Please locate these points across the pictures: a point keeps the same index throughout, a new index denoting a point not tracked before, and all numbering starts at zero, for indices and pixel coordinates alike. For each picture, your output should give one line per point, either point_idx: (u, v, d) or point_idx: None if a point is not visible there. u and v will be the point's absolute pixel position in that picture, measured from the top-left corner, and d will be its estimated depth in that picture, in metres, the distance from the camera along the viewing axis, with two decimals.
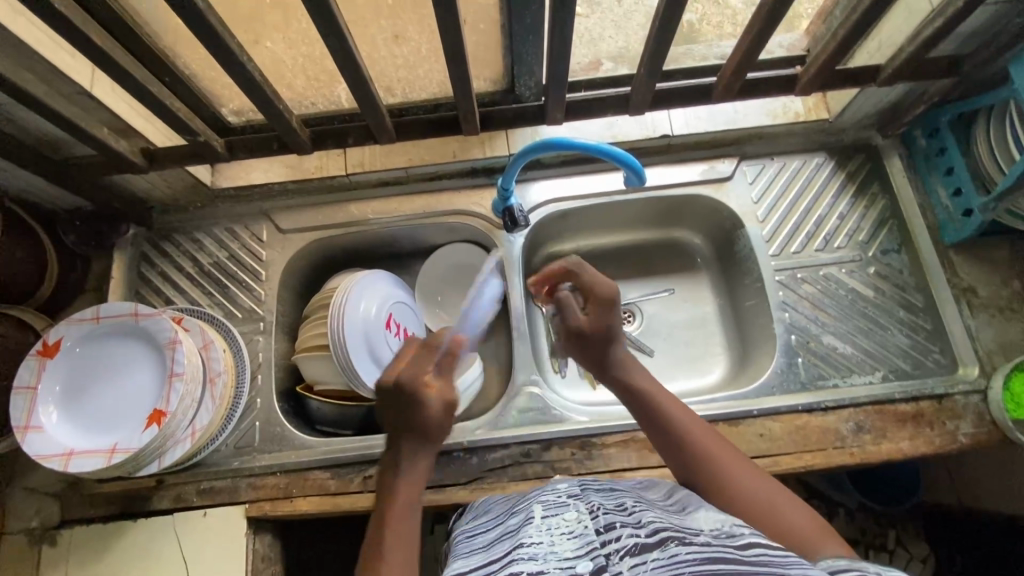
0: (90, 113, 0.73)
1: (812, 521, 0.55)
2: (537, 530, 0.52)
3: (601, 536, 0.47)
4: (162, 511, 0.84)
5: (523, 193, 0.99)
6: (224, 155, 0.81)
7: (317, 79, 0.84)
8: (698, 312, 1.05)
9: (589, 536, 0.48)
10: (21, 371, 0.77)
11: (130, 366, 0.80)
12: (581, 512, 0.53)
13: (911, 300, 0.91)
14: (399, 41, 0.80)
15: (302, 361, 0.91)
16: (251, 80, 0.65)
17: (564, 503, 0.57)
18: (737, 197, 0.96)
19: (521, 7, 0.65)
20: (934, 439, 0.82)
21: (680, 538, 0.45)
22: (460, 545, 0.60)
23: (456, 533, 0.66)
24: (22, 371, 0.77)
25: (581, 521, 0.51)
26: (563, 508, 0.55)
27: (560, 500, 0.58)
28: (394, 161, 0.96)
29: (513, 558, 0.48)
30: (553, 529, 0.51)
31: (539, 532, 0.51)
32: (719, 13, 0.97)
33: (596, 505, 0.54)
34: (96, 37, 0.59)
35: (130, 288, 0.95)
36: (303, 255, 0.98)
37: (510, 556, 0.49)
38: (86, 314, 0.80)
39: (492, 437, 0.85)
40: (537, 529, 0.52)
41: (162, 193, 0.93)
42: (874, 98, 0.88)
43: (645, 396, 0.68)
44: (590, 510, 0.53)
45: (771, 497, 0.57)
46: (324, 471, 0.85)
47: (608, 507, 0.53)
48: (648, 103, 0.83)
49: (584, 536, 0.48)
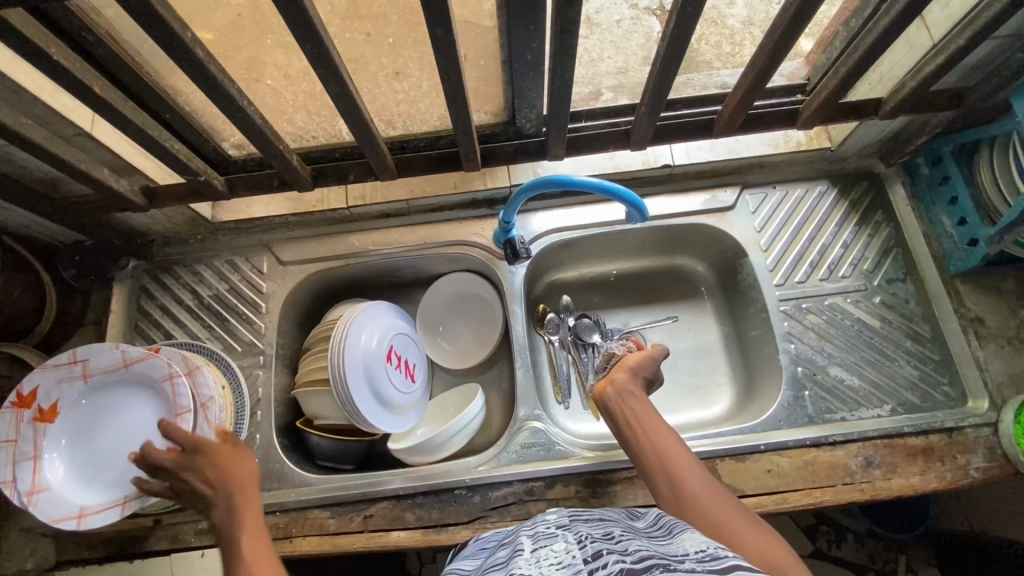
0: (90, 153, 0.73)
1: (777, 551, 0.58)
2: (526, 561, 0.47)
3: (590, 565, 0.45)
4: (160, 551, 0.83)
5: (524, 223, 0.98)
6: (224, 193, 0.81)
7: (317, 113, 0.83)
8: (702, 340, 1.04)
9: (578, 566, 0.45)
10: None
11: (119, 408, 0.79)
12: (569, 543, 0.50)
13: (918, 330, 0.90)
14: (400, 77, 0.80)
15: (303, 396, 0.90)
16: (251, 124, 0.65)
17: (553, 533, 0.53)
18: (740, 227, 0.96)
19: (521, 49, 0.65)
20: (945, 474, 0.81)
21: (665, 565, 0.43)
22: None
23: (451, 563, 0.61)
24: None
25: (569, 552, 0.48)
26: (552, 538, 0.52)
27: (548, 532, 0.54)
28: (395, 193, 0.96)
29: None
30: (542, 560, 0.47)
31: (528, 563, 0.47)
32: (717, 33, 1.01)
33: (584, 535, 0.52)
34: (97, 86, 0.59)
35: (129, 322, 0.94)
36: (303, 287, 0.98)
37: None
38: (61, 358, 0.76)
39: (496, 474, 0.83)
40: (527, 560, 0.48)
41: (164, 225, 0.93)
42: (876, 129, 0.88)
43: (641, 417, 0.74)
44: (579, 540, 0.51)
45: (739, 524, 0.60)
46: (324, 510, 0.84)
47: (597, 536, 0.51)
48: (649, 138, 0.82)
49: (572, 566, 0.45)
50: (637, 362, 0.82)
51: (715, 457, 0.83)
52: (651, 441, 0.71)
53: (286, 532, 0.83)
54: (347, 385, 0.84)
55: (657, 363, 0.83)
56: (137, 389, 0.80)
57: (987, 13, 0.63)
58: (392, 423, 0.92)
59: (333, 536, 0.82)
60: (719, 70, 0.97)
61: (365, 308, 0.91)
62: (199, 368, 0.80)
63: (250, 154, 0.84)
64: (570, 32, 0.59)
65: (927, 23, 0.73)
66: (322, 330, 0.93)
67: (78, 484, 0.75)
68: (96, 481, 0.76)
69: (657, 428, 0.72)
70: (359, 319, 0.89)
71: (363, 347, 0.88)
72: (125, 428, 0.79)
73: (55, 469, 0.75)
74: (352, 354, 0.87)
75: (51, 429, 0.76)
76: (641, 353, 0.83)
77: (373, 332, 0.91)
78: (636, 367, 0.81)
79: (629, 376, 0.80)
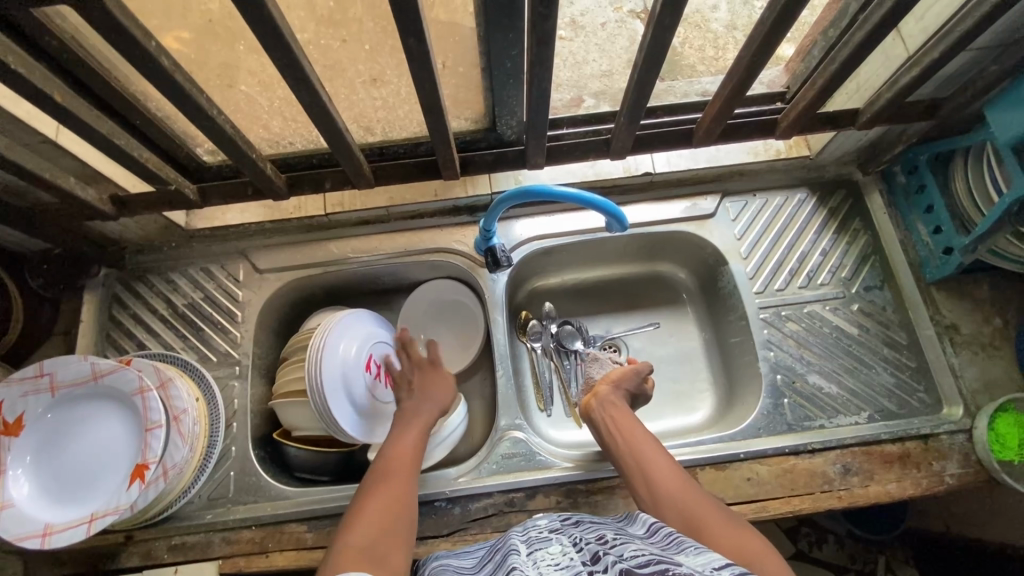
0: (56, 161, 0.71)
1: (739, 537, 0.60)
2: (525, 561, 0.51)
3: (590, 567, 0.48)
4: (131, 568, 0.81)
5: (505, 231, 0.97)
6: (197, 202, 0.80)
7: (294, 120, 0.82)
8: (683, 347, 1.04)
9: (578, 567, 0.48)
10: None
11: (88, 423, 0.77)
12: (565, 545, 0.54)
13: (895, 337, 0.91)
14: (377, 83, 0.79)
15: (280, 408, 0.88)
16: (222, 133, 0.63)
17: (547, 537, 0.57)
18: (720, 234, 0.96)
19: (500, 56, 0.64)
20: (921, 481, 0.82)
21: (665, 570, 0.44)
22: None
23: (431, 564, 0.64)
24: None
25: (566, 554, 0.51)
26: (546, 541, 0.56)
27: (542, 535, 0.58)
28: (375, 201, 0.95)
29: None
30: (541, 561, 0.51)
31: (528, 563, 0.51)
32: (701, 37, 1.01)
33: (578, 538, 0.55)
34: (59, 96, 0.57)
35: (100, 332, 0.92)
36: (281, 296, 0.96)
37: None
38: (28, 371, 0.75)
39: (476, 486, 0.82)
40: (525, 561, 0.51)
41: (136, 233, 0.91)
42: (853, 139, 0.89)
43: (621, 424, 0.78)
44: (574, 543, 0.54)
45: (704, 515, 0.64)
46: (301, 524, 0.82)
47: (590, 539, 0.54)
48: (629, 148, 0.82)
49: (572, 567, 0.48)
50: (620, 375, 0.85)
51: (695, 466, 0.83)
52: (630, 447, 0.75)
53: (262, 547, 0.81)
54: (324, 396, 0.82)
55: (640, 378, 0.86)
56: (105, 402, 0.78)
57: (960, 27, 0.63)
58: (372, 432, 0.89)
59: (309, 551, 0.81)
60: (700, 77, 0.97)
61: (342, 316, 0.89)
62: (172, 380, 0.78)
63: (224, 161, 0.82)
64: (546, 44, 0.58)
65: (902, 35, 0.73)
66: (299, 339, 0.91)
67: (43, 500, 0.73)
68: (64, 501, 0.73)
69: (634, 433, 0.76)
70: (336, 330, 0.87)
71: (343, 356, 0.87)
72: (96, 443, 0.76)
73: (19, 485, 0.72)
74: (333, 364, 0.85)
75: (16, 444, 0.73)
76: (623, 368, 0.87)
77: (353, 341, 0.89)
78: (616, 378, 0.85)
79: (612, 390, 0.84)
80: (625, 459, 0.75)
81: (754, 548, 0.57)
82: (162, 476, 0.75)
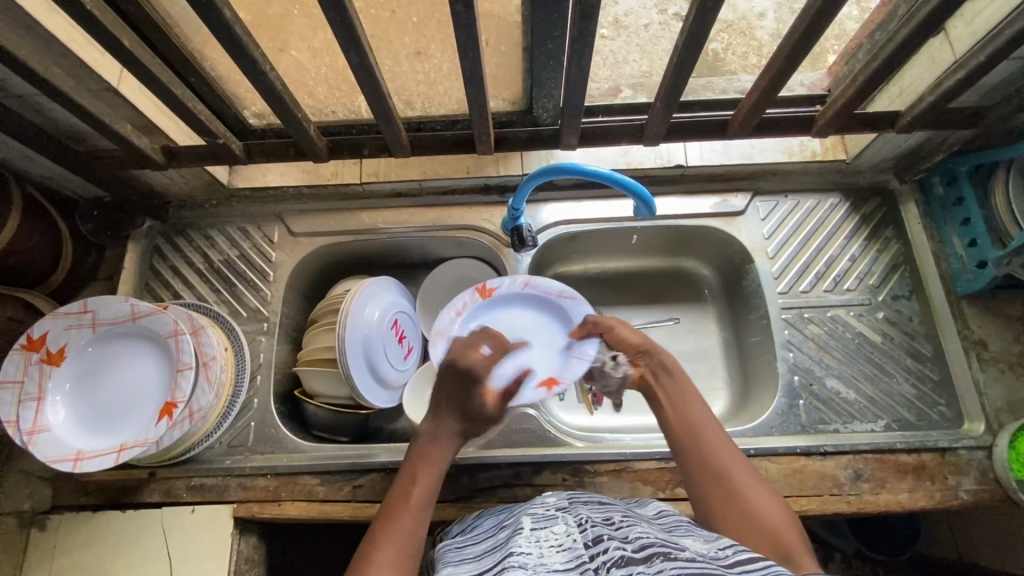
0: (115, 109, 0.75)
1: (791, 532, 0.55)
2: (526, 541, 0.51)
3: (590, 550, 0.47)
4: (151, 503, 0.85)
5: (534, 213, 0.98)
6: (242, 157, 0.83)
7: (339, 88, 0.85)
8: (701, 343, 1.04)
9: (579, 549, 0.48)
10: (6, 365, 0.75)
11: (124, 361, 0.81)
12: (569, 525, 0.53)
13: (919, 348, 0.89)
14: (421, 57, 0.82)
15: (303, 369, 0.90)
16: (272, 89, 0.66)
17: (553, 515, 0.56)
18: (748, 232, 0.96)
19: (544, 35, 0.65)
20: (935, 493, 0.80)
21: (667, 554, 0.44)
22: (449, 555, 0.57)
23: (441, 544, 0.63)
24: (6, 364, 0.76)
25: (570, 534, 0.51)
26: (551, 519, 0.55)
27: (548, 513, 0.57)
28: (409, 173, 0.98)
29: (505, 566, 0.47)
30: (542, 541, 0.51)
31: (529, 543, 0.51)
32: (744, 44, 1.01)
33: (584, 518, 0.54)
34: (126, 41, 0.61)
35: (141, 280, 0.97)
36: (312, 259, 0.99)
37: (502, 565, 0.48)
38: (73, 307, 0.79)
39: (484, 456, 0.84)
40: (527, 540, 0.52)
41: (181, 187, 0.95)
42: (893, 143, 0.88)
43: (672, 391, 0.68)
44: (579, 522, 0.53)
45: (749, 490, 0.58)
46: (313, 477, 0.85)
47: (596, 519, 0.53)
48: (663, 135, 0.83)
49: (573, 549, 0.48)
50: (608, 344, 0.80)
51: None
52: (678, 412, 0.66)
53: (275, 495, 0.84)
54: (360, 391, 0.85)
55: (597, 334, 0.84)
56: (140, 343, 0.81)
57: (1008, 31, 0.63)
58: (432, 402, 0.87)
59: (320, 503, 0.84)
60: (740, 76, 0.96)
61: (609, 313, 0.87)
62: (204, 327, 0.82)
63: (270, 124, 0.86)
64: (589, 17, 0.58)
65: (950, 38, 0.72)
66: (329, 302, 0.93)
67: (77, 428, 0.77)
68: (96, 432, 0.77)
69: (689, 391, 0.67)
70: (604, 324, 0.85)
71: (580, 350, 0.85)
72: (130, 381, 0.80)
73: (56, 412, 0.76)
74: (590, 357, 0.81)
75: (56, 373, 0.78)
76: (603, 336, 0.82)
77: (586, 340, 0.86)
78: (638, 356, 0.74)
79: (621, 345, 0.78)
80: (668, 421, 0.66)
81: (793, 544, 0.54)
82: (187, 417, 0.78)
